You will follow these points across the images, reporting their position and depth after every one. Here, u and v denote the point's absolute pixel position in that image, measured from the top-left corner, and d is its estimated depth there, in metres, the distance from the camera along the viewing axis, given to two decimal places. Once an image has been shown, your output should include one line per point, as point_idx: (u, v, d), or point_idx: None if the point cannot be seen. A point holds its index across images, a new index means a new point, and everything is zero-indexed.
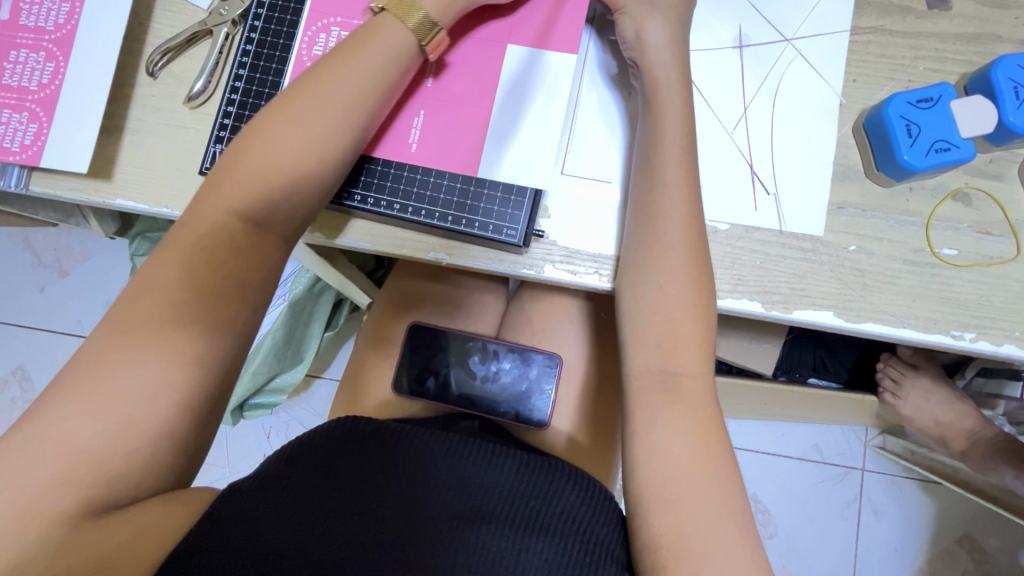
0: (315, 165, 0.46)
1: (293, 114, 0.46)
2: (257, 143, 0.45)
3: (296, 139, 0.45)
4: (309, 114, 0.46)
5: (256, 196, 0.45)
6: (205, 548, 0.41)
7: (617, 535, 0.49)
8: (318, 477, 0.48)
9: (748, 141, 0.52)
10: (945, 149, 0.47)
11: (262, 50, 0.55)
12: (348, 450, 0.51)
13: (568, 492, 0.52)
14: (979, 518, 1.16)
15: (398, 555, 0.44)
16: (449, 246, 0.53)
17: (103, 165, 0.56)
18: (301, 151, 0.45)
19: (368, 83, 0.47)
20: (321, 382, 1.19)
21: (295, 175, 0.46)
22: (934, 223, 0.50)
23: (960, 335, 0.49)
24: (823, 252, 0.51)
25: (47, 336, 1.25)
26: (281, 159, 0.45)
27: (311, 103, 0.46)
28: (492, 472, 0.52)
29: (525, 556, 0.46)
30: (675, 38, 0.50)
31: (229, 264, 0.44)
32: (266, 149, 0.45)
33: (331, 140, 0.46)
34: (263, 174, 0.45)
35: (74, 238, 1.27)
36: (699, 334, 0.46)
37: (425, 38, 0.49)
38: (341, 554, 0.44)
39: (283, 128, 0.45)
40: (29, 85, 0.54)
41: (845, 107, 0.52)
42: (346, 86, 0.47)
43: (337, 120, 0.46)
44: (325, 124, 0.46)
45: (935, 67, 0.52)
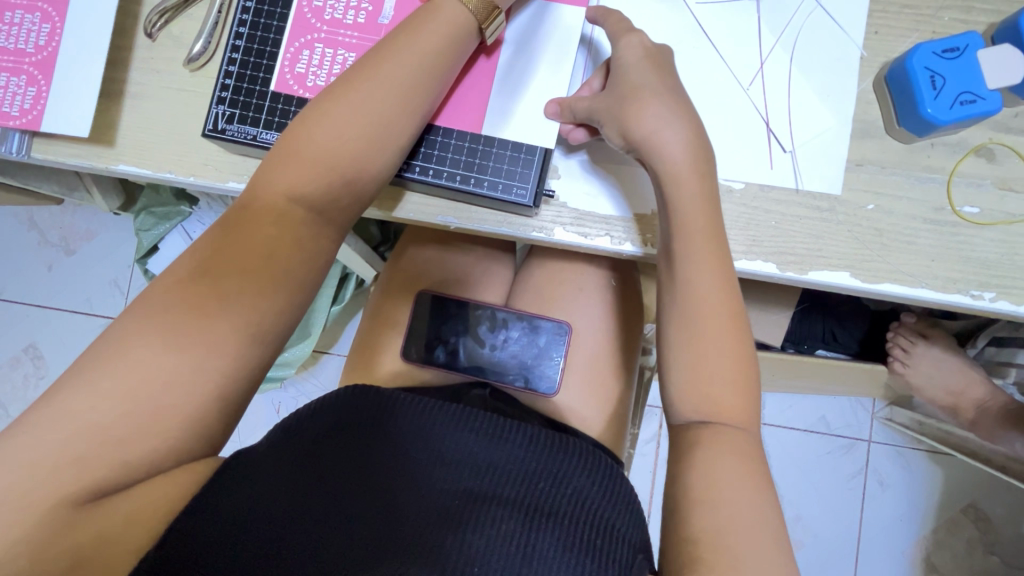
0: (362, 150, 0.45)
1: (355, 99, 0.44)
2: (318, 126, 0.44)
3: (355, 119, 0.44)
4: (370, 99, 0.44)
5: (278, 172, 0.44)
6: (204, 518, 0.40)
7: (623, 520, 0.49)
8: (322, 449, 0.47)
9: (764, 97, 0.51)
10: (971, 100, 0.45)
11: (263, 6, 0.53)
12: (353, 421, 0.51)
13: (577, 474, 0.52)
14: (984, 488, 1.16)
15: (406, 532, 0.43)
16: (457, 208, 0.52)
17: (104, 130, 0.55)
18: (354, 138, 0.44)
19: (416, 54, 0.45)
20: (329, 356, 1.19)
21: (339, 161, 0.44)
22: (956, 179, 0.49)
23: (980, 294, 0.48)
24: (841, 211, 0.49)
25: (56, 313, 1.26)
26: (340, 141, 0.44)
27: (375, 86, 0.45)
28: (502, 451, 0.51)
29: (536, 538, 0.44)
30: (677, 123, 0.46)
31: (235, 222, 0.43)
32: (326, 134, 0.44)
33: (386, 127, 0.45)
34: (323, 161, 0.44)
35: (77, 216, 1.27)
36: (726, 293, 0.45)
37: (486, 20, 0.47)
38: (345, 529, 0.43)
39: (347, 112, 0.44)
40: (26, 47, 0.53)
41: (866, 60, 0.50)
42: (404, 63, 0.45)
43: (396, 98, 0.45)
44: (384, 105, 0.45)
45: (961, 18, 0.50)
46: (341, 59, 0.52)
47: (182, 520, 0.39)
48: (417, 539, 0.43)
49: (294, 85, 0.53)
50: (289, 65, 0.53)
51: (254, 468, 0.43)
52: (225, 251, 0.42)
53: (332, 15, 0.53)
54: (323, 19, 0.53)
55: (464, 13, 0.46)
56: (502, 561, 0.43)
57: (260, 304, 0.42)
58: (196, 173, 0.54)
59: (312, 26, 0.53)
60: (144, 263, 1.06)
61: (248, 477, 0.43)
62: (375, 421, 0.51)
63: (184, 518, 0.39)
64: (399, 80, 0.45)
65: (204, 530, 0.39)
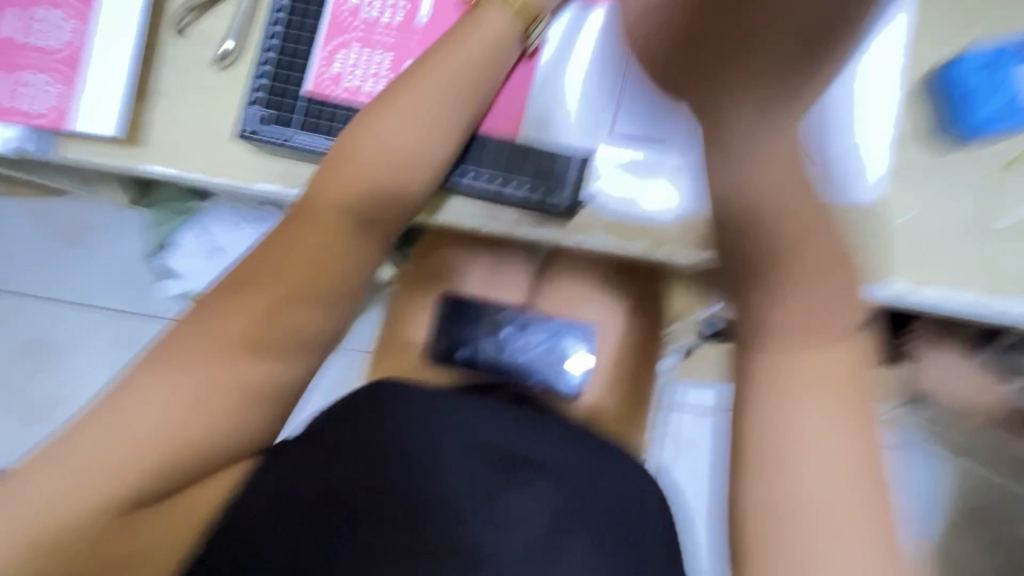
0: (406, 160, 0.48)
1: (401, 111, 0.47)
2: (366, 138, 0.47)
3: (399, 133, 0.47)
4: (416, 113, 0.48)
5: (330, 182, 0.47)
6: (252, 499, 0.44)
7: (655, 520, 0.49)
8: (362, 438, 0.48)
9: None
10: (1008, 108, 0.49)
11: (297, 5, 0.53)
12: (376, 409, 0.50)
13: (612, 472, 0.51)
14: None
15: (437, 525, 0.45)
16: (493, 212, 0.52)
17: (133, 129, 0.54)
18: (399, 150, 0.48)
19: (460, 70, 0.48)
20: (336, 354, 1.18)
21: (385, 171, 0.48)
22: (986, 191, 0.49)
23: (1008, 303, 0.49)
24: (872, 221, 0.50)
25: (60, 307, 1.25)
26: (389, 153, 0.47)
27: (420, 99, 0.48)
28: (538, 447, 0.51)
29: (564, 539, 0.45)
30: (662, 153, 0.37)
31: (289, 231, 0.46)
32: (374, 145, 0.47)
33: (430, 138, 0.48)
34: (371, 171, 0.47)
35: (82, 209, 1.25)
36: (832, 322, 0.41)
37: (530, 26, 0.50)
38: (378, 518, 0.45)
39: (393, 124, 0.47)
40: (55, 44, 0.53)
41: (900, 71, 0.51)
42: (448, 78, 0.48)
43: (436, 113, 0.48)
44: (426, 118, 0.48)
45: (994, 30, 0.50)
46: (377, 60, 0.52)
47: (235, 498, 0.44)
48: (446, 531, 0.44)
49: (329, 86, 0.52)
50: (324, 66, 0.53)
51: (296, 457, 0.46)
52: (277, 251, 0.46)
53: (367, 15, 0.52)
54: (359, 20, 0.52)
55: (507, 21, 0.49)
56: (535, 558, 0.44)
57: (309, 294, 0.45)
58: (226, 173, 0.54)
59: (347, 26, 0.52)
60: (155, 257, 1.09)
61: (294, 466, 0.45)
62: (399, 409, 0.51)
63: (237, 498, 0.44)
64: (444, 94, 0.48)
65: (252, 511, 0.43)
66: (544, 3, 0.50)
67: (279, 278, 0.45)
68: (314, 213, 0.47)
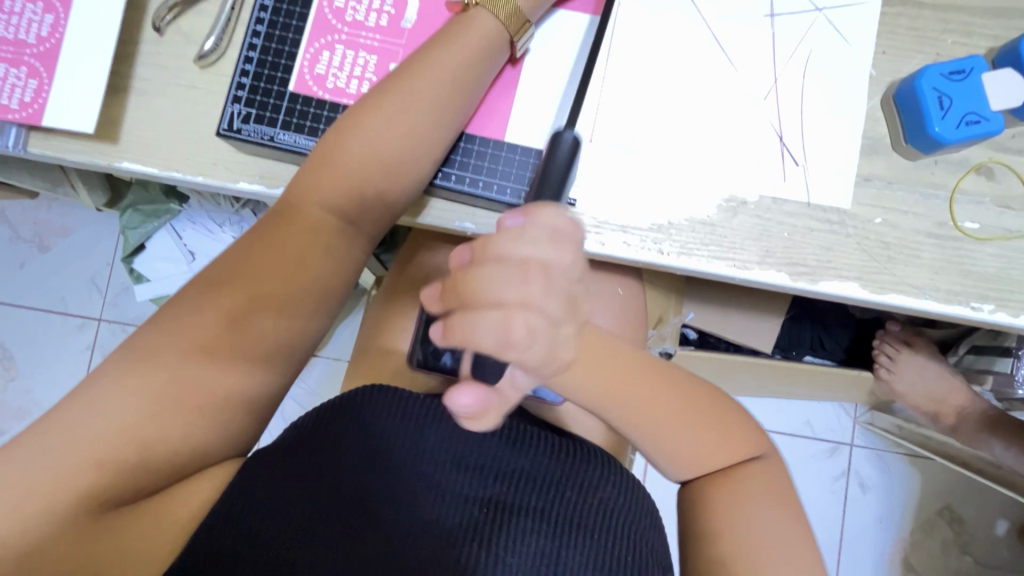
0: (392, 162, 0.47)
1: (388, 111, 0.47)
2: (352, 137, 0.46)
3: (388, 130, 0.46)
4: (404, 113, 0.47)
5: (318, 183, 0.46)
6: (228, 533, 0.41)
7: (647, 529, 0.49)
8: (341, 460, 0.45)
9: (778, 112, 0.52)
10: (975, 121, 0.48)
11: (281, 4, 0.52)
12: (354, 427, 0.47)
13: (605, 482, 0.50)
14: (958, 490, 1.21)
15: (427, 552, 0.43)
16: (474, 213, 0.52)
17: (108, 126, 0.53)
18: (386, 150, 0.47)
19: (449, 70, 0.48)
20: (316, 360, 1.16)
21: (371, 172, 0.47)
22: (958, 197, 0.51)
23: (980, 306, 0.50)
24: (850, 224, 0.51)
25: (28, 313, 1.21)
26: (375, 154, 0.47)
27: (408, 99, 0.47)
28: (527, 460, 0.49)
29: (559, 560, 0.44)
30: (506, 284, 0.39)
31: (272, 236, 0.46)
32: (359, 144, 0.46)
33: (417, 140, 0.47)
34: (356, 172, 0.47)
35: (53, 211, 1.22)
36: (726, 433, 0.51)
37: (517, 33, 0.49)
38: (366, 548, 0.42)
39: (380, 124, 0.46)
40: (27, 38, 0.51)
41: (875, 80, 0.52)
42: (436, 78, 0.47)
43: (426, 111, 0.47)
44: (416, 116, 0.47)
45: (963, 42, 0.52)
46: (362, 61, 0.52)
47: (205, 530, 0.41)
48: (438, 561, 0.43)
49: (313, 85, 0.52)
50: (308, 66, 0.52)
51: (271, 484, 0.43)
52: (261, 252, 0.45)
53: (353, 16, 0.52)
54: (344, 20, 0.52)
55: (494, 24, 0.49)
56: None
57: (292, 297, 0.45)
58: (205, 172, 0.52)
59: (333, 26, 0.52)
60: (129, 262, 1.06)
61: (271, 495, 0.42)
62: (374, 422, 0.48)
63: (208, 529, 0.41)
64: (432, 95, 0.47)
65: (227, 547, 0.40)
66: (533, 11, 0.50)
67: (263, 279, 0.45)
68: (299, 218, 0.46)
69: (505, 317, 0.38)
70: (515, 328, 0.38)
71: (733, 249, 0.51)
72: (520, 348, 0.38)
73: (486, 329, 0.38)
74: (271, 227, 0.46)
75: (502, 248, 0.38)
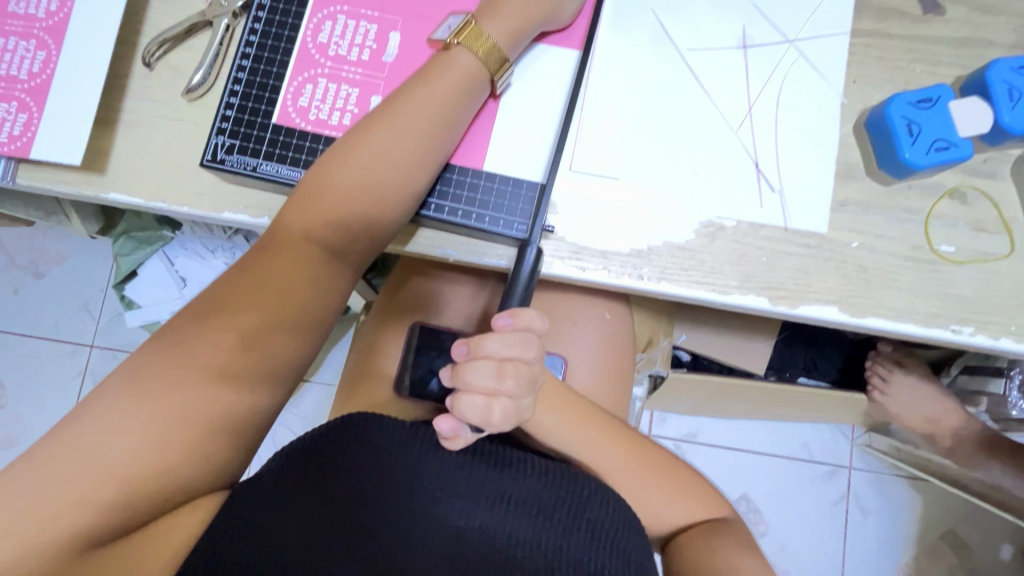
0: (375, 195, 0.47)
1: (371, 146, 0.47)
2: (336, 172, 0.47)
3: (373, 164, 0.47)
4: (387, 147, 0.48)
5: (303, 216, 0.47)
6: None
7: (638, 548, 0.48)
8: (322, 490, 0.44)
9: (753, 139, 0.53)
10: (945, 147, 0.49)
11: (266, 40, 0.54)
12: (335, 456, 0.46)
13: (593, 504, 0.49)
14: (961, 514, 1.19)
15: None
16: (456, 242, 0.53)
17: (96, 157, 0.54)
18: (370, 184, 0.47)
19: (431, 105, 0.48)
20: (308, 386, 1.15)
21: (355, 206, 0.47)
22: (933, 220, 0.52)
23: (959, 329, 0.50)
24: (827, 248, 0.51)
25: (20, 341, 1.21)
26: (357, 187, 0.47)
27: (390, 133, 0.48)
28: (513, 482, 0.48)
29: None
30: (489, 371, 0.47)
31: (255, 267, 0.46)
32: (343, 178, 0.47)
33: (400, 174, 0.48)
34: (339, 205, 0.47)
35: (48, 238, 1.22)
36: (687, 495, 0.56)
37: (497, 73, 0.51)
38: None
39: (363, 159, 0.47)
40: (19, 74, 0.53)
41: (846, 107, 0.53)
42: (418, 112, 0.48)
43: (410, 146, 0.48)
44: (400, 151, 0.48)
45: (930, 70, 0.54)
46: (344, 93, 0.53)
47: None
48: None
49: (296, 117, 0.53)
50: (292, 99, 0.53)
51: (252, 521, 0.42)
52: (246, 283, 0.46)
53: (336, 51, 0.53)
54: (327, 55, 0.53)
55: (474, 63, 0.50)
56: None
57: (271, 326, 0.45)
58: (189, 203, 0.53)
59: (316, 61, 0.53)
60: (121, 288, 1.06)
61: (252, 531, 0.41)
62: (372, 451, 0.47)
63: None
64: (414, 130, 0.48)
65: None
66: (512, 48, 0.51)
67: (245, 309, 0.45)
68: (283, 249, 0.47)
69: (487, 404, 0.47)
70: (494, 411, 0.47)
71: (713, 275, 0.51)
72: (496, 426, 0.48)
73: (470, 409, 0.47)
74: (255, 259, 0.47)
75: (490, 349, 0.47)
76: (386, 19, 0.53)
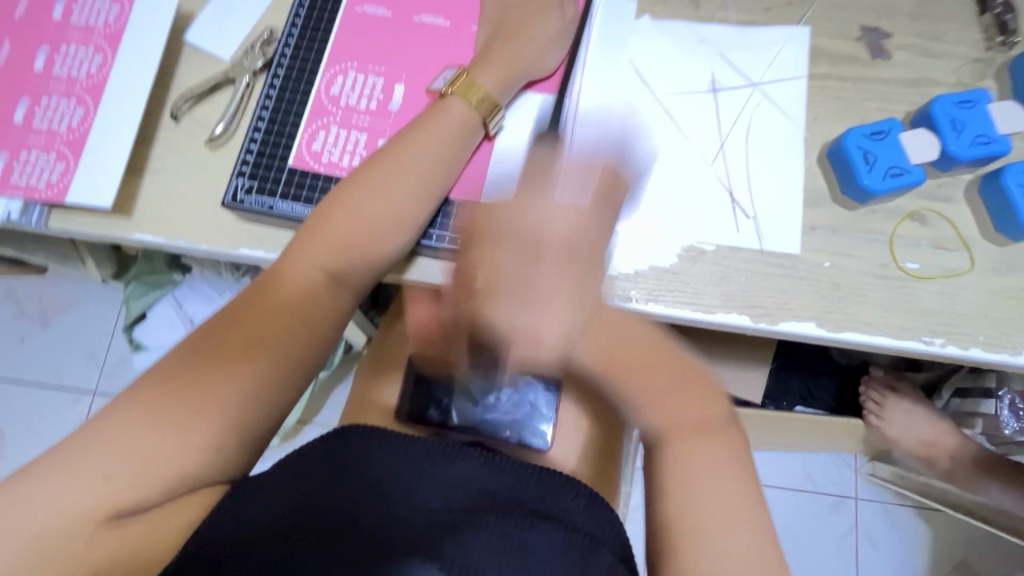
0: (376, 229, 0.52)
1: (373, 183, 0.53)
2: (341, 207, 0.52)
3: (374, 200, 0.52)
4: (388, 185, 0.53)
5: (310, 247, 0.51)
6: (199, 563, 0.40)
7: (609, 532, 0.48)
8: (308, 484, 0.45)
9: (727, 172, 0.58)
10: (899, 173, 0.54)
11: (284, 94, 0.60)
12: (324, 459, 0.47)
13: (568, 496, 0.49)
14: (972, 543, 1.17)
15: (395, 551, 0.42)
16: (456, 270, 0.57)
17: (124, 202, 0.58)
18: (371, 218, 0.52)
19: (428, 147, 0.54)
20: (310, 427, 1.16)
21: (357, 238, 0.52)
22: (897, 240, 0.56)
23: (931, 340, 0.54)
24: (801, 268, 0.55)
25: (25, 389, 1.22)
26: (360, 220, 0.52)
27: (391, 172, 0.53)
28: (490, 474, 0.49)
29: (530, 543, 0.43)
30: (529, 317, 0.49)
31: (261, 294, 0.50)
32: (347, 213, 0.52)
33: (400, 208, 0.53)
34: (342, 236, 0.52)
35: (59, 286, 1.26)
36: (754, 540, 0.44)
37: (488, 116, 0.56)
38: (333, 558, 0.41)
39: (366, 195, 0.52)
40: (59, 128, 0.58)
41: (809, 141, 0.59)
42: (416, 154, 0.54)
43: (409, 183, 0.53)
44: (398, 189, 0.53)
45: (883, 107, 0.59)
46: (354, 139, 0.58)
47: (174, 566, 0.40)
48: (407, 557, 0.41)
49: (310, 160, 0.58)
50: (306, 144, 0.59)
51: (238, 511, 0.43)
52: (256, 302, 0.49)
53: (347, 101, 0.59)
54: (339, 105, 0.59)
55: (467, 111, 0.56)
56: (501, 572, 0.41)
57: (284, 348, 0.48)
58: (210, 241, 0.58)
59: (328, 111, 0.59)
60: (130, 332, 1.10)
61: (243, 520, 0.42)
62: (365, 449, 0.49)
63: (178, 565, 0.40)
64: (412, 170, 0.53)
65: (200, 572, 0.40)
66: (502, 95, 0.57)
67: (258, 329, 0.48)
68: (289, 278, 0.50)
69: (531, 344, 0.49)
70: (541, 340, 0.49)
71: (697, 295, 0.55)
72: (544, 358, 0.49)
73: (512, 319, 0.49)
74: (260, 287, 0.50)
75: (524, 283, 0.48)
76: (392, 74, 0.60)
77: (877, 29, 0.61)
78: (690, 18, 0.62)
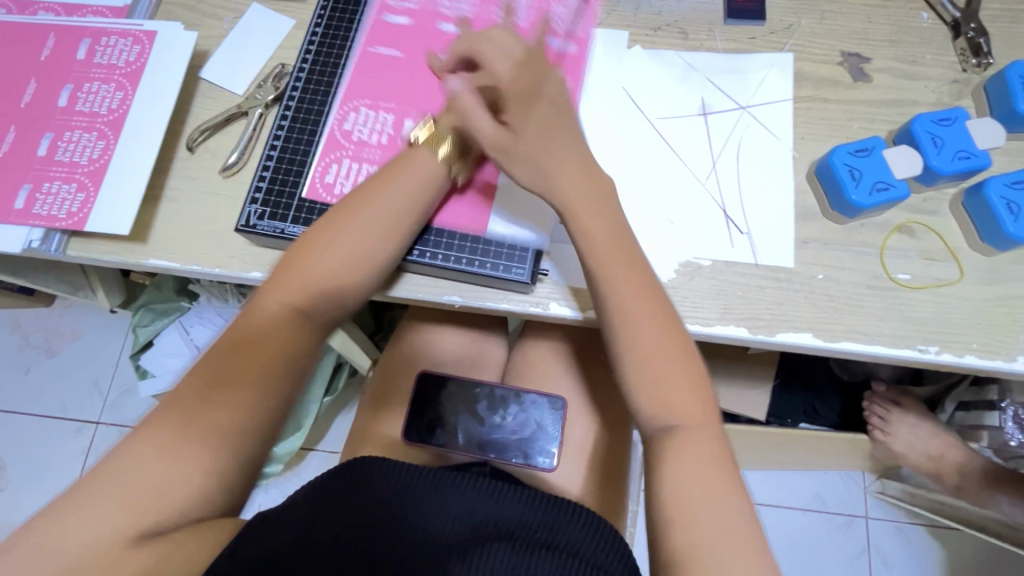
0: (358, 260, 0.54)
1: (355, 218, 0.55)
2: (322, 243, 0.54)
3: (356, 234, 0.54)
4: (369, 217, 0.55)
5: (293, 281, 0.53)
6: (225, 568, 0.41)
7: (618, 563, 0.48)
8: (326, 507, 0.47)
9: (720, 191, 0.60)
10: (885, 188, 0.56)
11: (295, 124, 0.63)
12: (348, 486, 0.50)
13: (571, 526, 0.50)
14: (986, 561, 1.15)
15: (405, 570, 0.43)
16: (461, 289, 0.59)
17: (140, 229, 0.61)
18: (355, 250, 0.54)
19: (407, 181, 0.56)
20: (315, 453, 1.16)
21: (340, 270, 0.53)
22: (887, 252, 0.58)
23: (926, 348, 0.55)
24: (796, 280, 0.57)
25: (29, 420, 1.22)
26: (342, 254, 0.54)
27: (373, 207, 0.55)
28: (499, 506, 0.50)
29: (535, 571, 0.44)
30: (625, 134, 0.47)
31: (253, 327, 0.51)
32: (328, 248, 0.54)
33: (381, 240, 0.55)
34: (325, 270, 0.53)
35: (65, 317, 1.28)
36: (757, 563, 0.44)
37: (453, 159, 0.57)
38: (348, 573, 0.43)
39: (347, 230, 0.54)
40: (80, 160, 0.61)
41: (798, 160, 0.61)
42: (398, 186, 0.56)
43: (390, 215, 0.55)
44: (379, 223, 0.55)
45: (866, 127, 0.62)
46: (365, 171, 0.61)
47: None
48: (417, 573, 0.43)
49: (323, 192, 0.60)
50: (320, 176, 0.61)
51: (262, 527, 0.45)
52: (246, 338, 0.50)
53: (358, 135, 0.62)
54: (352, 139, 0.62)
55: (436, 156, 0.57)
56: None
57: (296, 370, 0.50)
58: (222, 265, 0.59)
59: (341, 145, 0.62)
60: (137, 359, 1.10)
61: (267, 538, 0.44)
62: (378, 470, 0.51)
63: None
64: (393, 203, 0.55)
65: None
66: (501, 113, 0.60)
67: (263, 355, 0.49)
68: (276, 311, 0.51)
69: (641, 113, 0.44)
70: None
71: (695, 308, 0.57)
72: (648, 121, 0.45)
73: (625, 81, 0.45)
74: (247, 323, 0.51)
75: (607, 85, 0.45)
76: (401, 107, 0.63)
77: (857, 54, 0.64)
78: (679, 46, 0.65)
